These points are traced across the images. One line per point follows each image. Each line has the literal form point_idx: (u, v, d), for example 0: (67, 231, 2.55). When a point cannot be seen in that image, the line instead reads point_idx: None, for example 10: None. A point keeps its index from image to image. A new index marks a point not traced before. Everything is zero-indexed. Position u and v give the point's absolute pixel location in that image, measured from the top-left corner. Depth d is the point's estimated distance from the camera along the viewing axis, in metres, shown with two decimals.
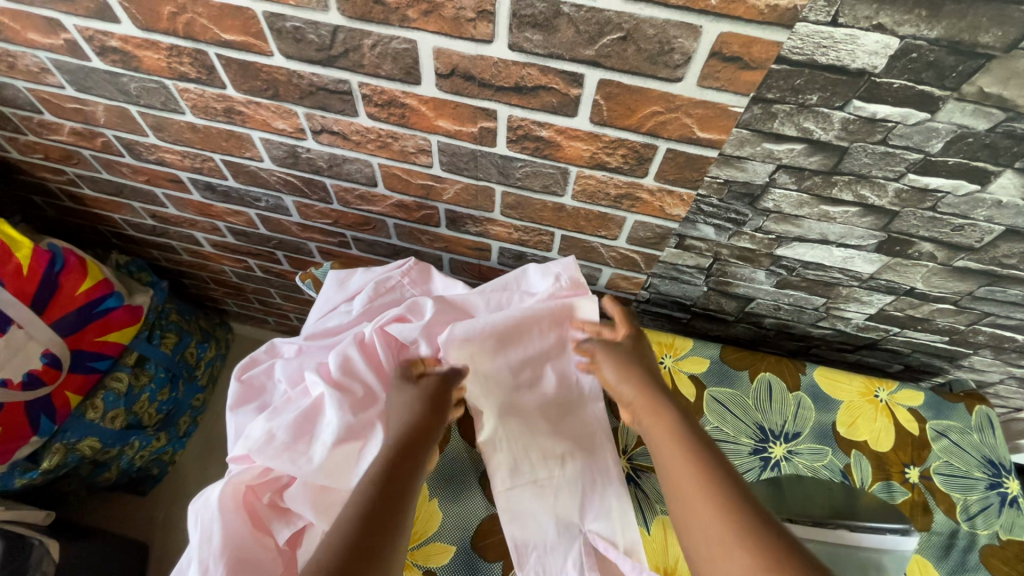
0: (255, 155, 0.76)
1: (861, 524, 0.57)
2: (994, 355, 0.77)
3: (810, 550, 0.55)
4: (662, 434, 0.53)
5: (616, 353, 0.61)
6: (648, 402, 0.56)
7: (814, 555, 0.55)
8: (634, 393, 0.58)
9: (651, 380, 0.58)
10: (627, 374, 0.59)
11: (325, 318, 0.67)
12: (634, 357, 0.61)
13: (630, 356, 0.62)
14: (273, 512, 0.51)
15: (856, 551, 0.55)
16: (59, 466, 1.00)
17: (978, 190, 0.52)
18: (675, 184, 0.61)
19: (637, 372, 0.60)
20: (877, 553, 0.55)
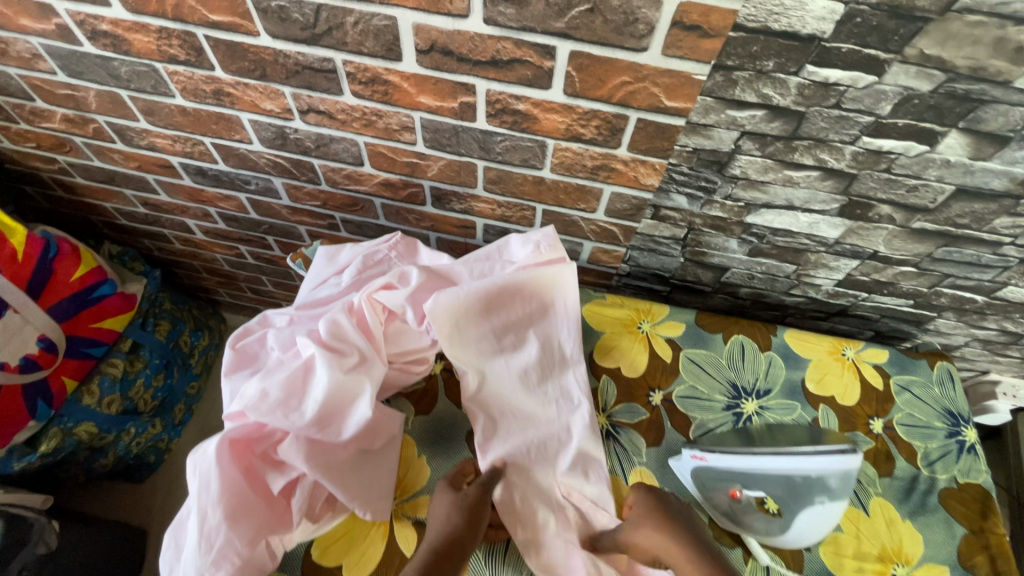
0: (245, 137, 0.78)
1: (795, 452, 0.53)
2: (956, 318, 0.81)
3: (752, 489, 0.55)
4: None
5: (643, 518, 0.56)
6: (687, 561, 0.53)
7: (757, 491, 0.55)
8: (664, 549, 0.54)
9: (687, 533, 0.55)
10: (662, 533, 0.55)
11: (315, 290, 0.69)
12: (655, 515, 0.56)
13: (662, 498, 0.58)
14: (268, 465, 0.54)
15: (796, 478, 0.53)
16: (57, 449, 1.01)
17: (927, 151, 0.56)
18: (647, 154, 0.64)
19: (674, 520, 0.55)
20: (817, 476, 0.52)
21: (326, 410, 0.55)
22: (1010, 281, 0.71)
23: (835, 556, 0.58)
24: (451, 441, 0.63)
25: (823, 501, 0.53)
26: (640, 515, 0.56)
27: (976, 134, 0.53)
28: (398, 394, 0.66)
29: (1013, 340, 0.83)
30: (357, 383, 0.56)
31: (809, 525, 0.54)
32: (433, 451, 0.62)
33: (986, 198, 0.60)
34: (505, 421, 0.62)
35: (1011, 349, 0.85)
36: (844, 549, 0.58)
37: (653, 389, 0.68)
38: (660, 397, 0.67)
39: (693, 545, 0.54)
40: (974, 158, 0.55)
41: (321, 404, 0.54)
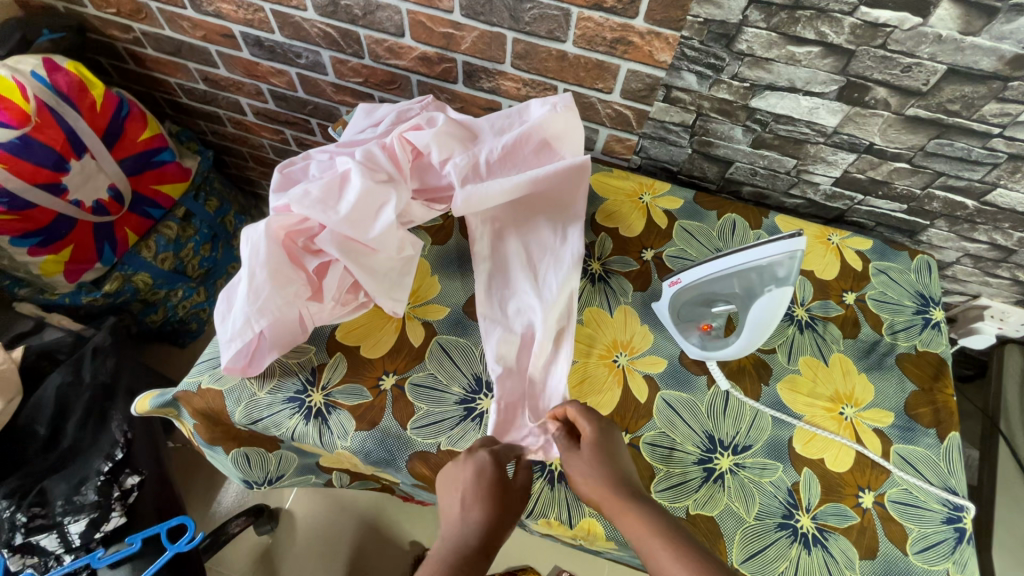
0: (300, 4, 0.87)
1: (753, 246, 0.58)
2: (948, 227, 0.85)
3: (722, 289, 0.62)
4: (629, 518, 0.47)
5: (581, 459, 0.53)
6: (613, 498, 0.49)
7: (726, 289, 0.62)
8: (594, 486, 0.51)
9: (623, 474, 0.51)
10: (596, 470, 0.52)
11: (355, 135, 0.78)
12: (595, 453, 0.53)
13: (606, 439, 0.54)
14: (305, 254, 0.63)
15: (749, 271, 0.59)
16: (118, 292, 1.15)
17: (920, 24, 0.60)
18: (662, 26, 0.70)
19: (610, 462, 0.52)
20: (765, 267, 0.57)
21: (357, 214, 0.63)
22: (999, 181, 0.75)
23: (790, 393, 0.65)
24: (459, 268, 0.72)
25: (775, 295, 0.57)
26: (579, 453, 0.53)
27: (966, 4, 0.57)
28: (419, 228, 0.75)
29: (1003, 257, 0.87)
30: (384, 195, 0.65)
31: (757, 329, 0.60)
32: (443, 274, 0.72)
33: (976, 80, 0.64)
34: (502, 265, 0.70)
35: (1001, 268, 0.89)
36: (800, 389, 0.66)
37: (645, 248, 0.75)
38: (651, 254, 0.74)
39: (624, 482, 0.50)
40: (964, 32, 0.59)
41: (353, 206, 0.63)
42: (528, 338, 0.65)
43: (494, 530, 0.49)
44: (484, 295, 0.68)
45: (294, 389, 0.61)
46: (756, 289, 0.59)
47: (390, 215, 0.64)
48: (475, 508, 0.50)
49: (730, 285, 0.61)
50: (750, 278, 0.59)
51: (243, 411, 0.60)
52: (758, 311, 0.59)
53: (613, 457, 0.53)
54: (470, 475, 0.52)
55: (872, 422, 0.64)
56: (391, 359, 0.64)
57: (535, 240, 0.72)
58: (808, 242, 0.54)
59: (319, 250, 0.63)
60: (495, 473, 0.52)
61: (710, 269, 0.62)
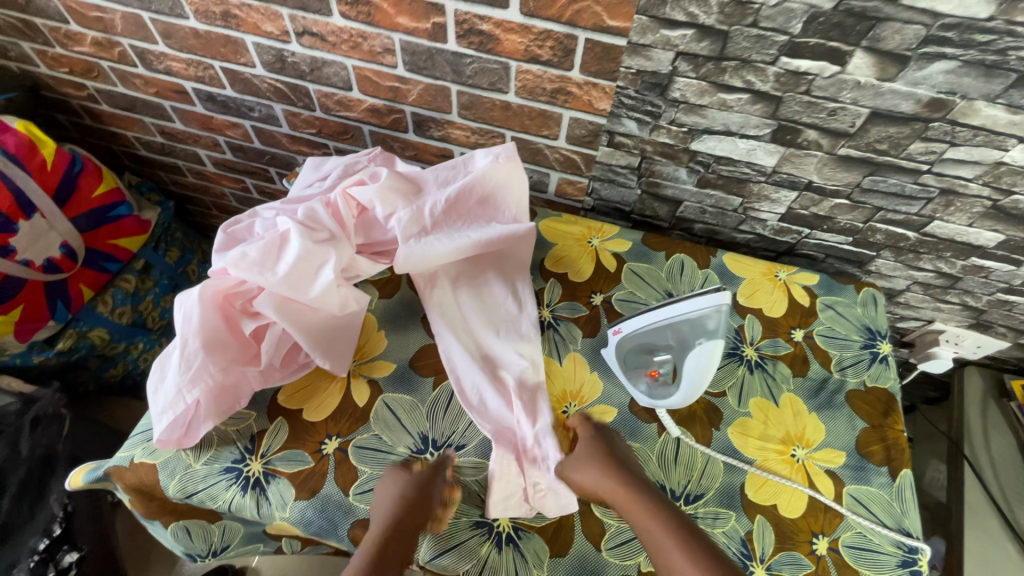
0: (249, 61, 0.88)
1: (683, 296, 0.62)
2: (894, 257, 0.86)
3: (658, 337, 0.64)
4: (648, 520, 0.54)
5: (586, 459, 0.58)
6: (628, 498, 0.56)
7: (662, 338, 0.64)
8: (611, 489, 0.56)
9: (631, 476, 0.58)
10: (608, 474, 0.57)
11: (300, 191, 0.78)
12: (599, 456, 0.58)
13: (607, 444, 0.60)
14: (243, 316, 0.63)
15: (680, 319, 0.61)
16: (72, 349, 1.12)
17: (839, 71, 0.62)
18: (598, 77, 0.72)
19: (618, 469, 0.58)
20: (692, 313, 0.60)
21: (295, 274, 0.63)
22: (935, 214, 0.76)
23: (741, 436, 0.65)
24: (409, 322, 0.72)
25: (703, 342, 0.60)
26: (581, 456, 0.58)
27: (879, 53, 0.59)
28: (366, 281, 0.75)
29: (950, 284, 0.88)
30: (324, 252, 0.64)
31: (696, 378, 0.62)
32: (390, 328, 0.71)
33: (899, 122, 0.66)
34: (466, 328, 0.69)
35: (950, 294, 0.90)
36: (750, 432, 0.65)
37: (594, 293, 0.75)
38: (600, 299, 0.74)
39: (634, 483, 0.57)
40: (881, 78, 0.61)
41: (290, 266, 0.62)
42: (506, 400, 0.63)
43: (393, 528, 0.54)
44: (452, 357, 0.66)
45: (231, 459, 0.59)
46: (687, 339, 0.61)
47: (329, 274, 0.63)
48: (387, 506, 0.56)
49: (666, 335, 0.63)
50: (682, 329, 0.62)
51: (177, 484, 0.58)
52: (694, 361, 0.61)
53: (606, 455, 0.59)
54: (397, 480, 0.58)
55: (824, 464, 0.64)
56: (335, 421, 0.63)
57: (487, 296, 0.71)
58: (730, 296, 0.59)
59: (256, 313, 0.62)
60: (417, 485, 0.57)
61: (648, 321, 0.64)
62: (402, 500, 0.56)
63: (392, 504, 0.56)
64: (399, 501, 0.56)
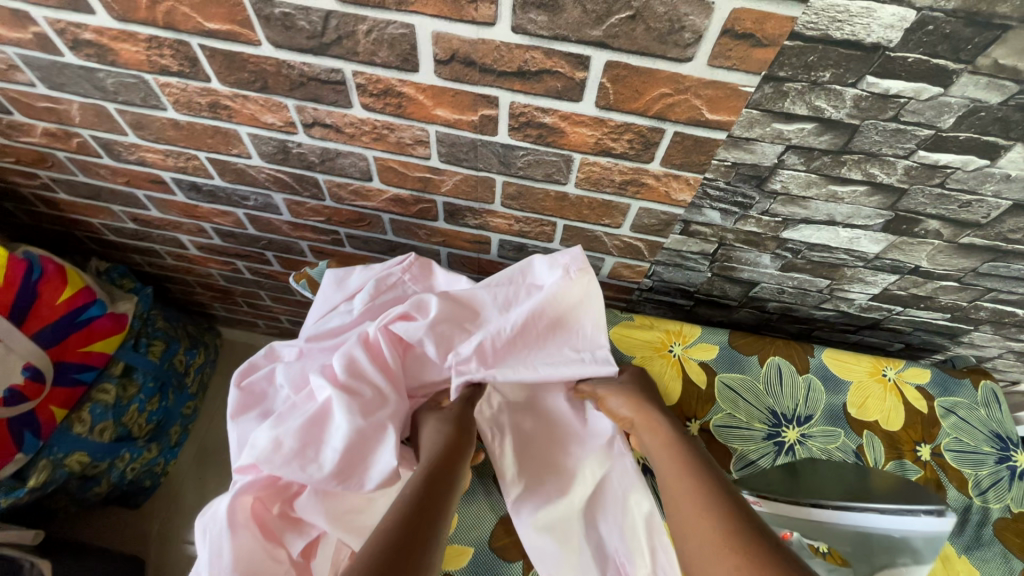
0: (243, 152, 0.73)
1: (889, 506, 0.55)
2: (993, 331, 0.78)
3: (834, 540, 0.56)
4: (655, 434, 0.57)
5: (619, 386, 0.62)
6: (644, 415, 0.58)
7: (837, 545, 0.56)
8: (631, 409, 0.59)
9: (651, 399, 0.61)
10: (633, 398, 0.60)
11: (326, 318, 0.65)
12: (636, 389, 0.62)
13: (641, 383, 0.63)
14: (284, 524, 0.50)
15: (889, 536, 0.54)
16: (46, 482, 0.95)
17: (987, 165, 0.52)
18: (682, 168, 0.60)
19: (646, 399, 0.61)
20: (909, 535, 0.54)
21: (347, 463, 0.50)
22: None
23: None
24: None
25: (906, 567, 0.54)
26: (621, 384, 0.62)
27: None
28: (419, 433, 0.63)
29: None
30: (380, 427, 0.52)
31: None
32: None
33: None
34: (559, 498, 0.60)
35: None
36: None
37: (688, 419, 0.64)
38: (697, 428, 0.64)
39: (652, 403, 0.60)
40: None
41: (340, 455, 0.50)
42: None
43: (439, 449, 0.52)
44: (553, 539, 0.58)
45: None
46: (875, 542, 0.55)
47: (388, 458, 0.51)
48: (431, 437, 0.54)
49: (847, 539, 0.56)
50: (875, 539, 0.55)
51: None
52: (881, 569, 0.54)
53: (650, 390, 0.62)
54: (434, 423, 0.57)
55: None
56: None
57: (566, 436, 0.64)
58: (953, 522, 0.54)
59: (301, 520, 0.49)
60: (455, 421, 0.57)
61: (835, 518, 0.55)
62: (447, 431, 0.55)
63: (439, 436, 0.54)
64: (441, 433, 0.55)
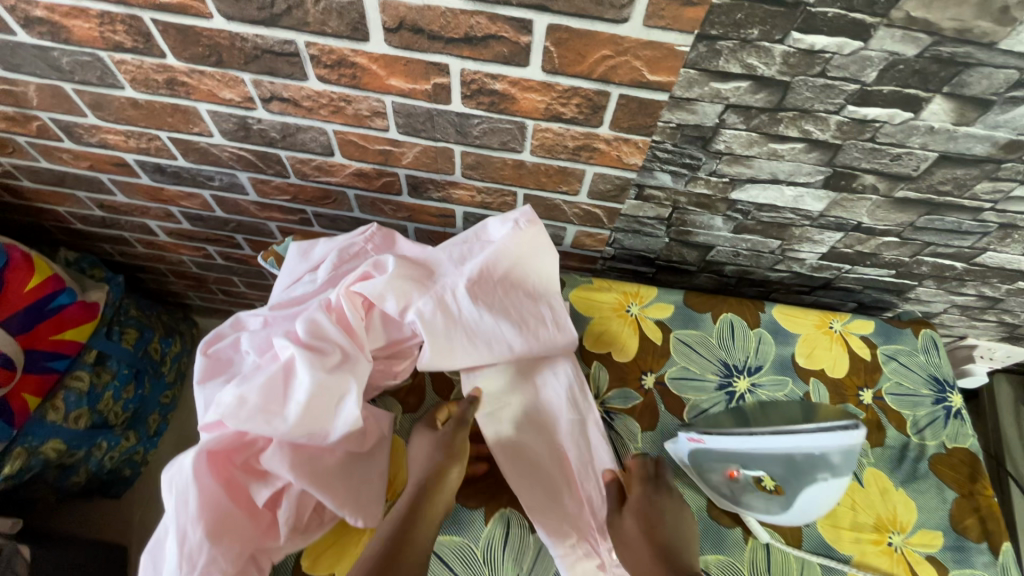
0: (204, 130, 0.73)
1: (806, 427, 0.50)
2: (936, 285, 0.82)
3: (761, 465, 0.53)
4: None
5: (625, 529, 0.54)
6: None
7: (766, 467, 0.53)
8: (641, 560, 0.52)
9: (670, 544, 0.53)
10: (641, 541, 0.53)
11: (291, 288, 0.66)
12: (640, 522, 0.54)
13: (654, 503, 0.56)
14: (251, 477, 0.51)
15: (811, 455, 0.50)
16: (23, 469, 0.95)
17: (912, 117, 0.55)
18: (630, 132, 0.62)
19: (657, 527, 0.54)
20: (826, 452, 0.50)
21: (312, 414, 0.52)
22: (989, 246, 0.72)
23: (832, 528, 0.58)
24: None
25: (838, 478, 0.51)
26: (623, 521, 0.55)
27: (960, 98, 0.52)
28: (386, 393, 0.65)
29: (990, 305, 0.85)
30: (343, 378, 0.54)
31: (809, 502, 0.53)
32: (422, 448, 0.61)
33: (969, 164, 0.59)
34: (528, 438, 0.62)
35: (988, 313, 0.87)
36: (841, 522, 0.59)
37: (644, 372, 0.67)
38: (653, 380, 0.67)
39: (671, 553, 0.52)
40: (957, 123, 0.55)
41: (304, 406, 0.51)
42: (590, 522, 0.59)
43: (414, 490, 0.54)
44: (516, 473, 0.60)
45: None
46: (805, 474, 0.52)
47: (352, 406, 0.53)
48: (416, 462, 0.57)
49: (774, 462, 0.52)
50: (801, 461, 0.51)
51: None
52: (811, 491, 0.52)
53: (667, 515, 0.55)
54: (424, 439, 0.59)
55: (923, 549, 0.58)
56: None
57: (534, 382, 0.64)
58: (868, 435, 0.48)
59: (267, 472, 0.51)
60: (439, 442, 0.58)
61: (753, 445, 0.53)
62: (430, 454, 0.57)
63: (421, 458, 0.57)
64: (427, 455, 0.57)
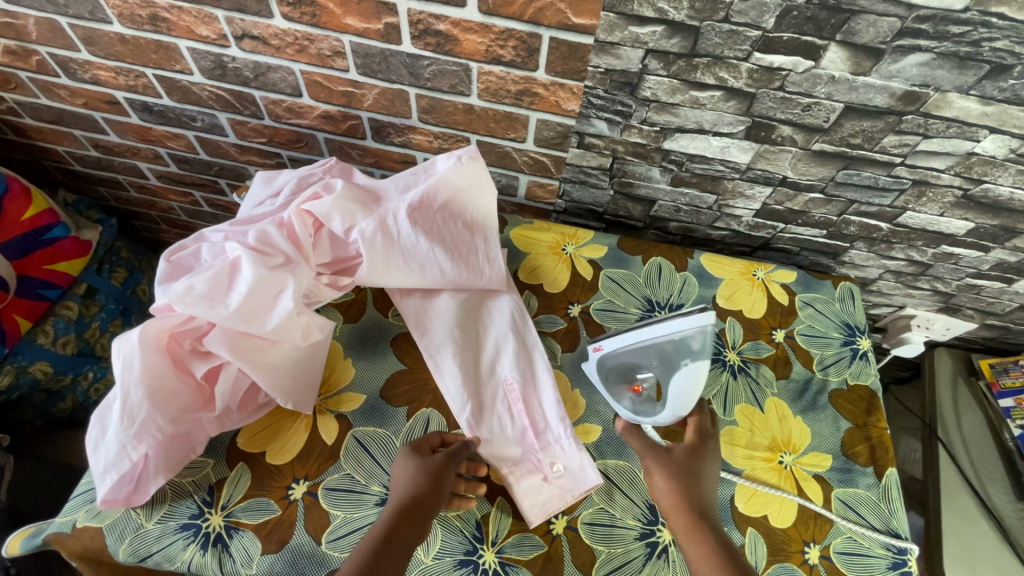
0: (185, 68, 0.80)
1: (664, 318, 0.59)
2: (867, 248, 0.86)
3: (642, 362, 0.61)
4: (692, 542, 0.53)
5: (671, 466, 0.58)
6: (681, 516, 0.55)
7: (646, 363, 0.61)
8: (672, 500, 0.56)
9: (702, 496, 0.56)
10: (678, 487, 0.57)
11: (253, 210, 0.72)
12: (683, 468, 0.58)
13: (699, 459, 0.59)
14: (194, 357, 0.58)
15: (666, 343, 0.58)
16: (12, 387, 1.02)
17: (813, 66, 0.60)
18: (564, 76, 0.68)
19: (692, 480, 0.57)
20: (680, 338, 0.58)
21: (250, 304, 0.58)
22: (908, 205, 0.76)
23: (728, 446, 0.63)
24: (378, 347, 0.67)
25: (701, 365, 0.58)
26: (671, 462, 0.59)
27: (854, 47, 0.57)
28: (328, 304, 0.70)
29: (921, 271, 0.89)
30: (282, 276, 0.60)
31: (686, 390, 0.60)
32: (358, 355, 0.67)
33: (873, 116, 0.64)
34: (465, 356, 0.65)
35: (921, 281, 0.91)
36: (738, 441, 0.64)
37: (571, 303, 0.73)
38: (578, 310, 0.72)
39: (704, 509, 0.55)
40: (855, 73, 0.59)
41: (245, 296, 0.58)
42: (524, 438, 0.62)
43: (400, 509, 0.53)
44: (455, 388, 0.63)
45: (188, 514, 0.55)
46: (676, 363, 0.59)
47: (289, 301, 0.59)
48: (402, 482, 0.55)
49: (648, 356, 0.60)
50: (666, 348, 0.59)
51: (128, 547, 0.53)
52: (679, 380, 0.59)
53: (695, 478, 0.58)
54: (409, 458, 0.57)
55: (812, 468, 0.63)
56: (301, 462, 0.58)
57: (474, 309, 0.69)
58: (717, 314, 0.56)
59: (208, 352, 0.57)
60: (427, 464, 0.56)
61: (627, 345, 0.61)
62: (415, 474, 0.55)
63: (407, 479, 0.55)
64: (411, 476, 0.56)
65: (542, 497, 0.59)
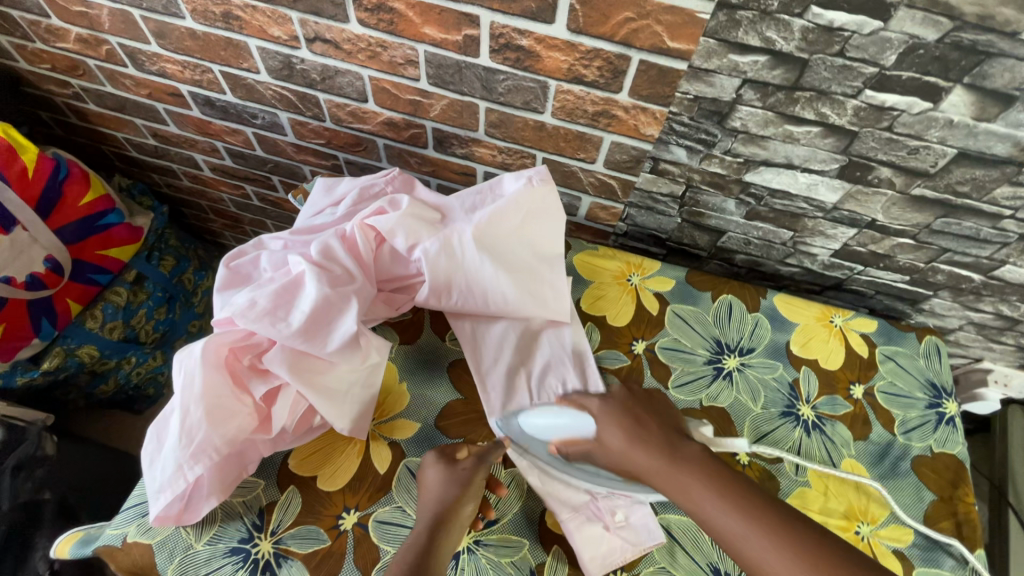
0: (252, 66, 0.79)
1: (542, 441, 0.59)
2: (952, 298, 0.80)
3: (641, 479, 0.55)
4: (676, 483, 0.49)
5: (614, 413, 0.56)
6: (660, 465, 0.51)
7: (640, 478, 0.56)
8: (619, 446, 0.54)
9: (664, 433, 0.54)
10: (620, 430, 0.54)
11: (312, 219, 0.71)
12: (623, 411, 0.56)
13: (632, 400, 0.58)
14: (252, 374, 0.56)
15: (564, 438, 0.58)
16: (59, 368, 1.04)
17: (931, 108, 0.55)
18: (648, 100, 0.64)
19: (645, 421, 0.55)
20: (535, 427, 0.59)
21: (311, 324, 0.56)
22: (1008, 259, 0.70)
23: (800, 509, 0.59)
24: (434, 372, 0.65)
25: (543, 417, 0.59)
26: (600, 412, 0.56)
27: (981, 91, 0.52)
28: (386, 323, 0.69)
29: (1008, 326, 0.82)
30: (345, 297, 0.58)
31: (564, 412, 0.58)
32: (413, 379, 0.65)
33: (988, 164, 0.59)
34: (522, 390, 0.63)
35: (1006, 335, 0.84)
36: (811, 505, 0.60)
37: (635, 339, 0.69)
38: (642, 347, 0.69)
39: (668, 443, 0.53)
40: (977, 118, 0.54)
41: (306, 315, 0.56)
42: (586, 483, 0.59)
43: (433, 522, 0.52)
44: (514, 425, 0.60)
45: (238, 537, 0.54)
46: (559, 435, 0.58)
47: (350, 323, 0.57)
48: (431, 491, 0.54)
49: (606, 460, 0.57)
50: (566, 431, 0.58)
51: (177, 569, 0.52)
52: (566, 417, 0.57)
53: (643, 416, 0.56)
54: (438, 468, 0.55)
55: (891, 542, 0.58)
56: (352, 491, 0.57)
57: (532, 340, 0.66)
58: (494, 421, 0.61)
59: (267, 371, 0.56)
60: (461, 475, 0.55)
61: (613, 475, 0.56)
62: (446, 485, 0.54)
63: (438, 489, 0.54)
64: (441, 486, 0.54)
65: (604, 550, 0.55)
